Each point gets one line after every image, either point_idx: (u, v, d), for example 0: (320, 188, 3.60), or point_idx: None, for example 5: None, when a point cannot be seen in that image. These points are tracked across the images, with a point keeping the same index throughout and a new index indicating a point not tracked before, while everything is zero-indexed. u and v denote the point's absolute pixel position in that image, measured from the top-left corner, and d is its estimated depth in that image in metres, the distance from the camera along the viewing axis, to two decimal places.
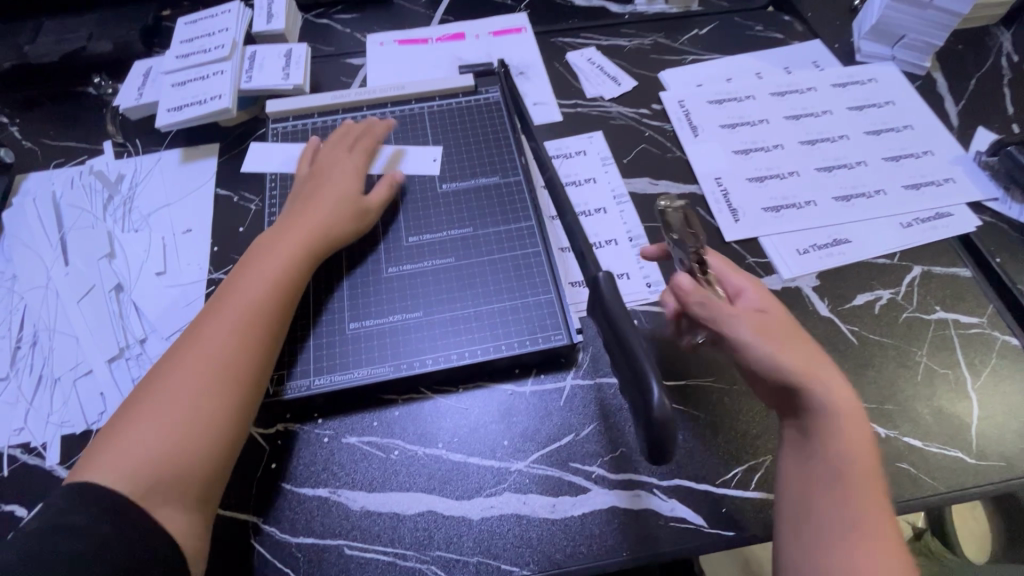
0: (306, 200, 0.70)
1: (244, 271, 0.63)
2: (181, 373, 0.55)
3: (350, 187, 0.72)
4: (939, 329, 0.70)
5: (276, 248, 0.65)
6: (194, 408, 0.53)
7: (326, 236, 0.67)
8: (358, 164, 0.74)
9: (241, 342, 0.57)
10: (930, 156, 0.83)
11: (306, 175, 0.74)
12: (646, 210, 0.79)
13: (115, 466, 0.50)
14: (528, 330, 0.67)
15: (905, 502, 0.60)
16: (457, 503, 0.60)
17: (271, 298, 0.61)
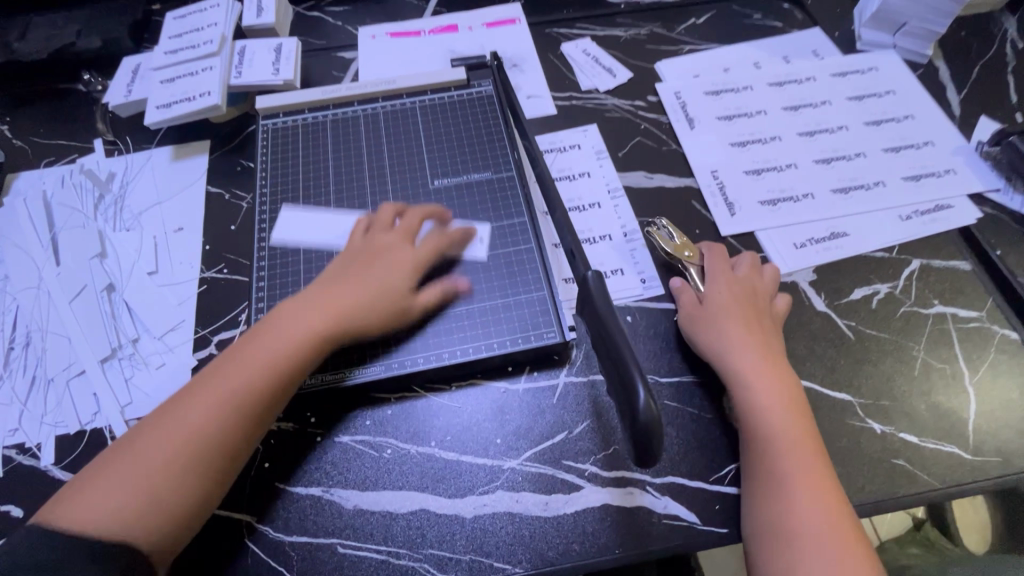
0: (346, 280, 0.63)
1: (255, 341, 0.58)
2: (164, 429, 0.53)
3: (400, 280, 0.64)
4: (937, 323, 0.69)
5: (290, 327, 0.59)
6: (176, 468, 0.51)
7: (350, 323, 0.61)
8: (419, 258, 0.66)
9: (231, 412, 0.54)
10: (931, 147, 0.82)
11: (359, 247, 0.67)
12: (640, 204, 0.78)
13: (88, 514, 0.48)
14: (521, 327, 0.66)
15: (899, 499, 0.59)
16: (450, 501, 0.60)
17: (269, 378, 0.56)
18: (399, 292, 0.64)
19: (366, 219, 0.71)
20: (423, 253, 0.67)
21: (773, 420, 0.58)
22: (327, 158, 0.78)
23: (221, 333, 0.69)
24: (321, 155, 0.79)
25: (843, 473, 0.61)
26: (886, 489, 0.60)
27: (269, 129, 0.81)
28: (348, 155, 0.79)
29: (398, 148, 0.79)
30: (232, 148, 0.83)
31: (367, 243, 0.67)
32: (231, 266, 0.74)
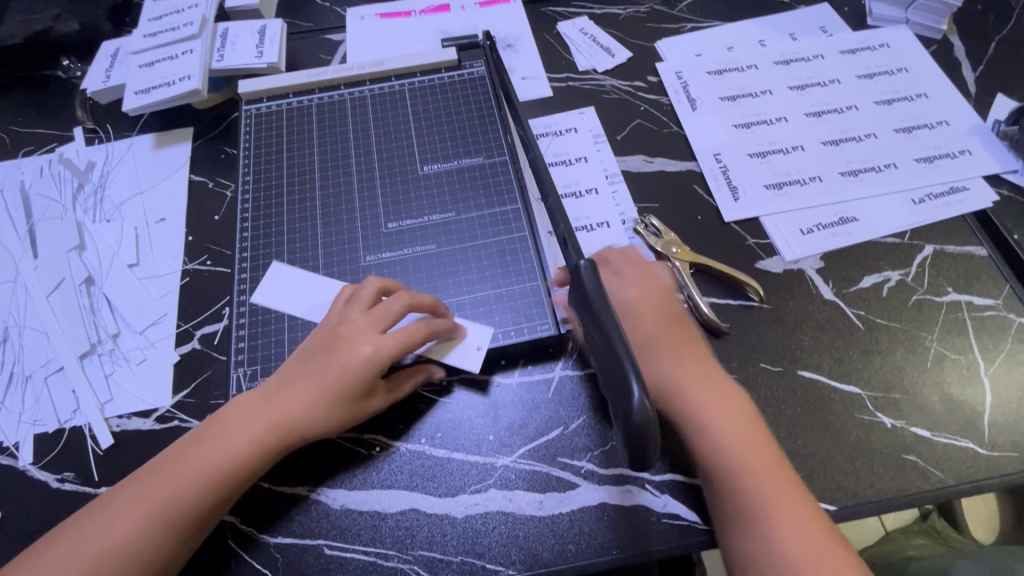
0: (302, 380, 0.57)
1: (205, 441, 0.55)
2: (103, 529, 0.52)
3: (355, 384, 0.56)
4: (951, 311, 0.66)
5: (242, 429, 0.56)
6: (172, 501, 0.53)
7: (315, 426, 0.56)
8: (383, 358, 0.57)
9: (170, 523, 0.52)
10: (945, 126, 0.78)
11: (327, 328, 0.59)
12: (639, 190, 0.75)
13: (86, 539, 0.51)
14: (513, 320, 0.64)
15: (909, 496, 0.57)
16: (441, 501, 0.57)
17: (211, 486, 0.53)
18: (357, 400, 0.57)
19: (352, 287, 0.62)
20: (393, 350, 0.57)
21: (731, 450, 0.54)
22: (312, 144, 0.75)
23: (204, 327, 0.66)
24: (306, 142, 0.76)
25: (851, 469, 0.58)
26: (896, 486, 0.57)
27: (253, 115, 0.78)
28: (334, 140, 0.76)
29: (386, 133, 0.76)
30: (216, 134, 0.80)
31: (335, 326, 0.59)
32: (214, 258, 0.71)
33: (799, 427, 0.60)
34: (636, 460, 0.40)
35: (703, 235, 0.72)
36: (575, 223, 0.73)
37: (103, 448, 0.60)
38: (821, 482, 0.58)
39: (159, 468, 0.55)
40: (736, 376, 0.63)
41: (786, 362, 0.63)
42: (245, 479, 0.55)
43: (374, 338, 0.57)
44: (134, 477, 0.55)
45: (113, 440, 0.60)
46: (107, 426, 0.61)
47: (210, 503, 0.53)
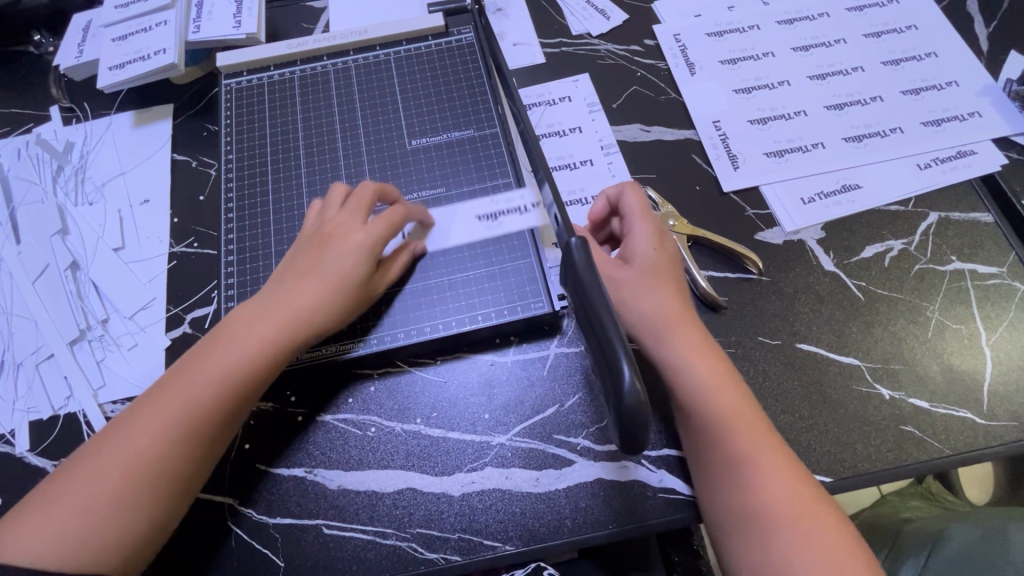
0: (301, 276, 0.57)
1: (208, 355, 0.54)
2: (116, 451, 0.50)
3: (353, 273, 0.57)
4: (954, 281, 0.64)
5: (250, 331, 0.55)
6: (183, 413, 0.51)
7: (320, 312, 0.56)
8: (373, 243, 0.57)
9: (188, 434, 0.51)
10: (955, 88, 0.75)
11: (314, 231, 0.60)
12: (636, 161, 0.73)
13: (100, 458, 0.50)
14: (506, 298, 0.62)
15: (905, 467, 0.57)
16: (437, 480, 0.57)
17: (228, 390, 0.53)
18: (358, 284, 0.57)
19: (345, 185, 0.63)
20: (378, 234, 0.57)
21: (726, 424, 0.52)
22: (296, 119, 0.73)
23: (194, 311, 0.66)
24: (289, 117, 0.73)
25: (847, 441, 0.58)
26: (894, 457, 0.57)
27: (233, 89, 0.74)
28: (318, 115, 0.73)
29: (372, 106, 0.73)
30: (197, 111, 0.78)
31: (321, 226, 0.59)
32: (201, 240, 0.70)
33: (796, 401, 0.60)
34: (627, 443, 0.39)
35: (701, 206, 0.70)
36: (570, 196, 0.71)
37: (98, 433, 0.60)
38: (819, 454, 0.57)
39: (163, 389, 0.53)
40: (733, 350, 0.62)
41: (784, 335, 0.63)
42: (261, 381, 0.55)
43: (359, 226, 0.58)
44: (142, 397, 0.53)
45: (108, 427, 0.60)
46: (101, 413, 0.61)
47: (228, 407, 0.53)
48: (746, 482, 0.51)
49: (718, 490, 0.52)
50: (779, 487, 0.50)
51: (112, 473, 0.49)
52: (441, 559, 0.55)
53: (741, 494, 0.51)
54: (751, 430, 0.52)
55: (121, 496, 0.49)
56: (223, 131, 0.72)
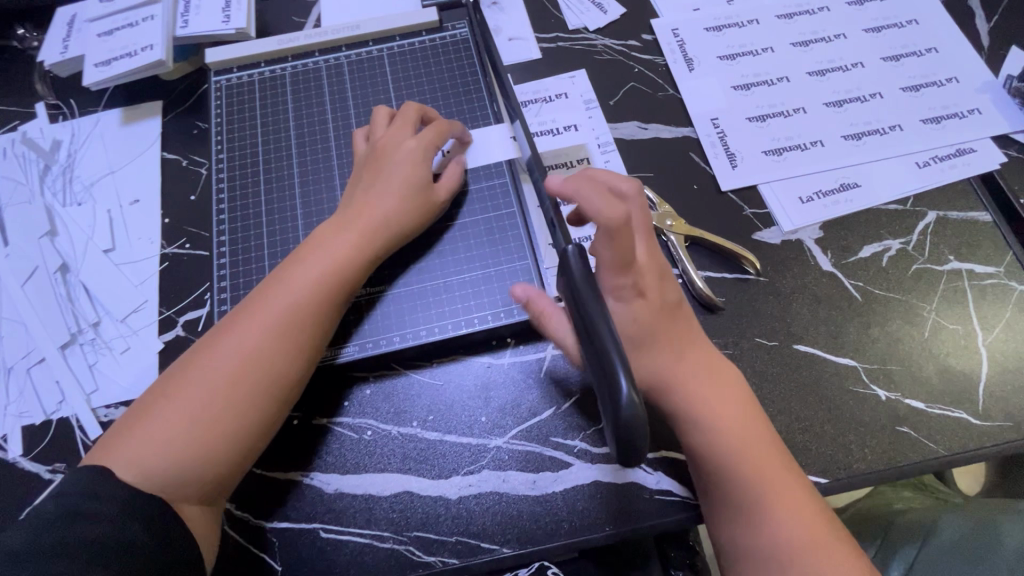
0: (366, 191, 0.61)
1: (287, 277, 0.57)
2: (225, 356, 0.53)
3: (414, 175, 0.61)
4: (952, 281, 0.64)
5: (336, 243, 0.58)
6: (284, 319, 0.54)
7: (395, 219, 0.60)
8: (423, 146, 0.62)
9: (290, 338, 0.54)
10: (955, 84, 0.74)
11: (367, 153, 0.64)
12: (634, 159, 0.72)
13: (210, 365, 0.53)
14: (503, 301, 0.62)
15: (901, 467, 0.57)
16: (434, 483, 0.57)
17: (324, 297, 0.56)
18: (420, 188, 0.61)
19: (386, 108, 0.66)
20: (431, 141, 0.62)
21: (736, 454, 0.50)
22: (288, 117, 0.71)
23: (187, 313, 0.65)
24: (280, 115, 0.71)
25: (844, 442, 0.58)
26: (890, 458, 0.57)
27: (222, 86, 0.73)
28: (310, 112, 0.71)
29: (365, 103, 0.72)
30: (187, 108, 0.76)
31: (373, 146, 0.63)
32: (193, 241, 0.69)
33: (793, 402, 0.60)
34: (623, 455, 0.39)
35: (699, 205, 0.69)
36: None
37: (91, 438, 0.60)
38: (815, 455, 0.58)
39: (245, 312, 0.55)
40: (731, 351, 0.62)
41: (782, 336, 0.62)
42: (349, 288, 0.58)
43: (410, 135, 0.62)
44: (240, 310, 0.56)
45: (101, 432, 0.60)
46: (95, 417, 0.61)
47: (324, 314, 0.56)
48: (757, 515, 0.49)
49: (730, 525, 0.50)
50: (791, 523, 0.48)
51: (222, 375, 0.52)
52: (438, 562, 0.55)
53: (750, 528, 0.49)
54: (761, 459, 0.50)
55: (233, 395, 0.52)
56: (213, 129, 0.71)
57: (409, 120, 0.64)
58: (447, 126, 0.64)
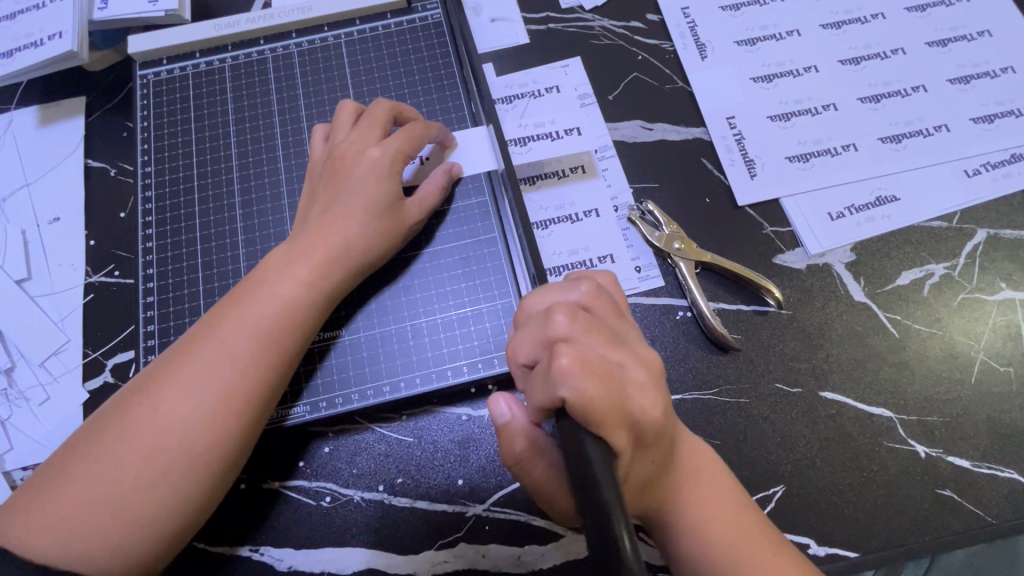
0: (324, 210, 0.50)
1: (239, 306, 0.46)
2: (154, 416, 0.42)
3: (382, 192, 0.51)
4: (1003, 313, 0.56)
5: (290, 275, 0.48)
6: (227, 371, 0.44)
7: (360, 245, 0.50)
8: (392, 155, 0.51)
9: (235, 394, 0.44)
10: (1011, 75, 0.63)
11: (325, 163, 0.53)
12: (637, 166, 0.62)
13: (135, 426, 0.42)
14: (482, 345, 0.53)
15: (942, 538, 0.49)
16: (404, 558, 0.50)
17: (278, 340, 0.46)
18: (389, 207, 0.51)
19: (354, 103, 0.56)
20: (400, 148, 0.52)
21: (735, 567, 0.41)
22: (228, 119, 0.60)
23: (115, 356, 0.56)
24: (220, 117, 0.60)
25: (877, 508, 0.50)
26: (929, 527, 0.50)
27: (150, 82, 0.62)
28: (255, 113, 0.60)
29: (320, 101, 0.61)
30: (114, 107, 0.65)
31: (332, 152, 0.52)
32: (122, 268, 0.59)
33: (819, 461, 0.51)
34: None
35: (712, 222, 0.59)
36: (557, 212, 0.60)
37: None
38: (844, 525, 0.50)
39: (184, 351, 0.45)
40: (748, 400, 0.53)
41: (806, 381, 0.54)
42: (308, 329, 0.48)
43: (377, 141, 0.52)
44: (173, 355, 0.45)
45: None
46: (8, 482, 0.52)
47: (279, 363, 0.46)
48: None
49: None
50: None
51: (150, 441, 0.42)
52: None
53: None
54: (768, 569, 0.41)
55: (163, 466, 0.42)
56: (140, 133, 0.60)
57: (375, 122, 0.53)
58: (424, 128, 0.54)
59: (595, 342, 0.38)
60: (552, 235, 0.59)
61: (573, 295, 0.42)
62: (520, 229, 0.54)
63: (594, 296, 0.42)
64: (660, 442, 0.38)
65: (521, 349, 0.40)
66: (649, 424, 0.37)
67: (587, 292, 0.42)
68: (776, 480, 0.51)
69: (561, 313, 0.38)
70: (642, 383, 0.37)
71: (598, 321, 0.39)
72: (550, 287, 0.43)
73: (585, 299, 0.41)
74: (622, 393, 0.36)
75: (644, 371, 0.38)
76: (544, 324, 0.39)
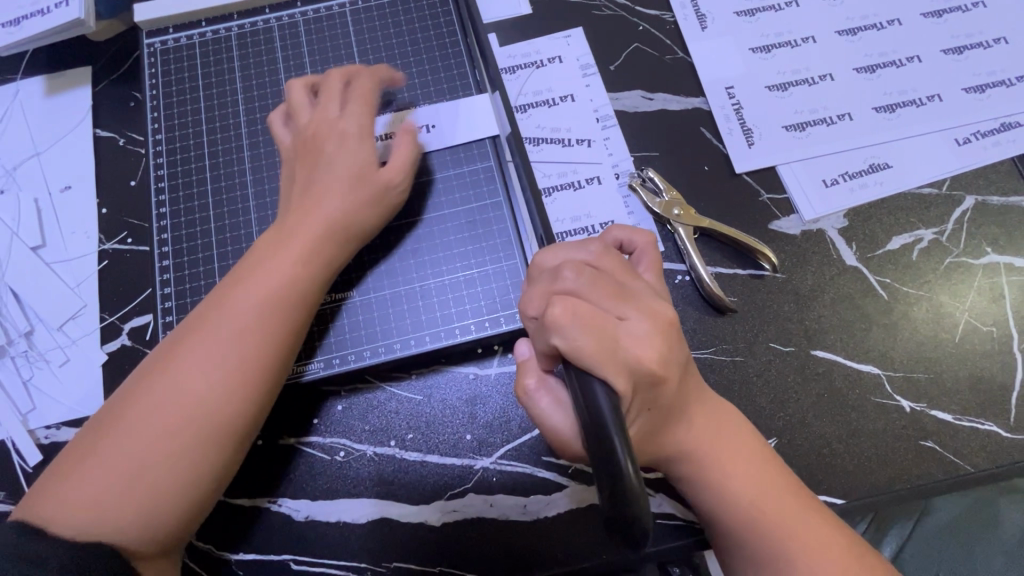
0: (305, 187, 0.51)
1: (241, 284, 0.48)
2: (172, 393, 0.44)
3: (360, 158, 0.52)
4: (989, 276, 0.58)
5: (289, 250, 0.49)
6: (238, 345, 0.46)
7: (352, 215, 0.51)
8: (358, 124, 0.52)
9: (249, 365, 0.46)
10: (1003, 46, 0.65)
11: (295, 146, 0.54)
12: (638, 135, 0.63)
13: (154, 403, 0.44)
14: (488, 307, 0.55)
15: (922, 487, 0.52)
16: (416, 508, 0.52)
17: (286, 314, 0.48)
18: (370, 172, 0.52)
19: (303, 80, 0.56)
20: (360, 112, 0.53)
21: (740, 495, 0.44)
22: (236, 88, 0.61)
23: (132, 320, 0.57)
24: (227, 86, 0.61)
25: (863, 459, 0.53)
26: (913, 475, 0.53)
27: (157, 50, 0.62)
28: (262, 82, 0.61)
29: (326, 69, 0.62)
30: (121, 77, 0.66)
31: (301, 134, 0.53)
32: (135, 235, 0.60)
33: (810, 416, 0.54)
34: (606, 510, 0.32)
35: (710, 190, 0.61)
36: (560, 179, 0.62)
37: (31, 465, 0.54)
38: (833, 474, 0.53)
39: (194, 330, 0.47)
40: (743, 359, 0.56)
41: (799, 341, 0.56)
42: (311, 301, 0.50)
43: (339, 110, 0.53)
44: (179, 334, 0.47)
45: (42, 456, 0.54)
46: (33, 440, 0.54)
47: (289, 334, 0.48)
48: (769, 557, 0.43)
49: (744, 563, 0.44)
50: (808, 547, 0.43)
51: (172, 417, 0.44)
52: None
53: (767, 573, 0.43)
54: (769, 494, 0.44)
55: (188, 438, 0.44)
56: (149, 102, 0.61)
57: (331, 97, 0.53)
58: (375, 90, 0.54)
59: (598, 297, 0.39)
60: (555, 202, 0.61)
61: (583, 253, 0.43)
62: (526, 195, 0.56)
63: (602, 255, 0.42)
64: (660, 388, 0.40)
65: (528, 303, 0.41)
66: (647, 373, 0.38)
67: (596, 251, 0.42)
68: (769, 433, 0.53)
69: (569, 269, 0.40)
70: (641, 336, 0.39)
71: (606, 277, 0.41)
72: (561, 243, 0.44)
73: (594, 257, 0.42)
74: (619, 345, 0.37)
75: (647, 325, 0.39)
76: (553, 279, 0.40)
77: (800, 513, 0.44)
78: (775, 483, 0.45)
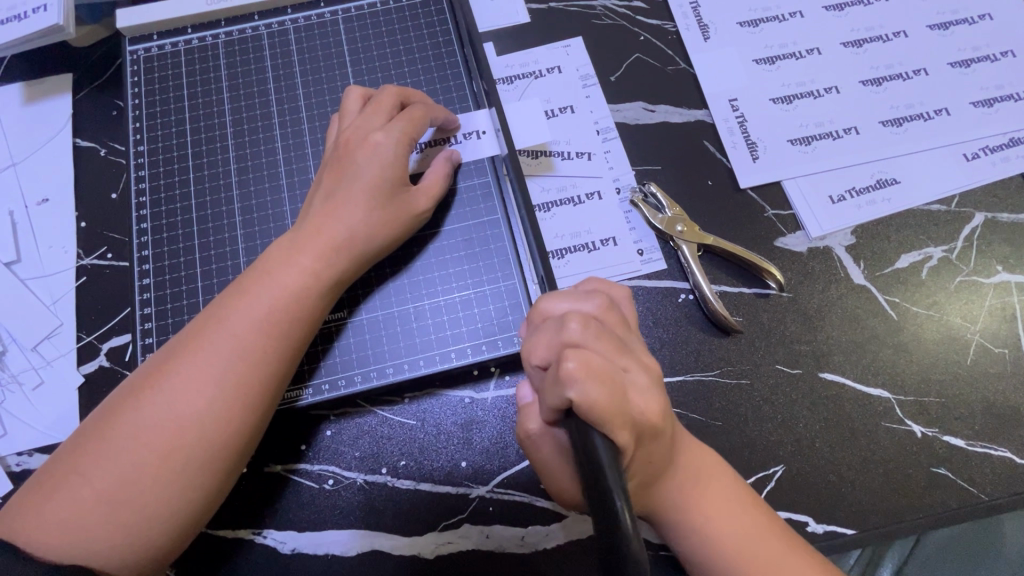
0: (328, 197, 0.49)
1: (243, 298, 0.46)
2: (163, 411, 0.42)
3: (386, 178, 0.50)
4: (1000, 296, 0.56)
5: (295, 265, 0.47)
6: (235, 364, 0.43)
7: (364, 232, 0.49)
8: (395, 140, 0.50)
9: (245, 387, 0.43)
10: (1011, 59, 0.63)
11: (332, 149, 0.52)
12: (640, 148, 0.61)
13: (143, 419, 0.42)
14: (484, 329, 0.52)
15: (935, 516, 0.50)
16: (408, 540, 0.50)
17: (286, 332, 0.46)
18: (393, 194, 0.50)
19: (361, 88, 0.54)
20: (403, 134, 0.50)
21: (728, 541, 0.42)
22: (222, 98, 0.59)
23: (110, 339, 0.55)
24: (213, 96, 0.59)
25: (874, 487, 0.51)
26: (924, 505, 0.51)
27: (140, 58, 0.60)
28: (250, 91, 0.59)
29: (316, 79, 0.59)
30: (102, 84, 0.63)
31: (339, 138, 0.52)
32: (115, 250, 0.58)
33: (818, 442, 0.52)
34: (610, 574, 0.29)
35: (715, 206, 0.59)
36: (559, 194, 0.59)
37: None
38: (844, 505, 0.51)
39: (191, 343, 0.44)
40: (750, 382, 0.54)
41: (806, 363, 0.54)
42: (314, 321, 0.48)
43: (382, 127, 0.51)
44: (177, 346, 0.44)
45: (12, 486, 0.51)
46: (4, 468, 0.51)
47: (288, 354, 0.46)
48: None
49: None
50: None
51: (159, 435, 0.41)
52: None
53: None
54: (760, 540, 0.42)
55: (175, 460, 0.41)
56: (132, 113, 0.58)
57: (377, 107, 0.51)
58: (427, 110, 0.52)
59: (605, 350, 0.38)
60: (554, 217, 0.59)
61: (587, 305, 0.41)
62: (524, 212, 0.54)
63: (605, 310, 0.42)
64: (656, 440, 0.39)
65: (532, 351, 0.39)
66: (648, 427, 0.37)
67: (600, 305, 0.42)
68: (777, 460, 0.51)
69: (575, 321, 0.38)
70: (646, 392, 0.37)
71: (609, 331, 0.39)
72: (563, 293, 0.43)
73: (598, 310, 0.41)
74: (627, 400, 0.36)
75: (649, 383, 0.38)
76: (558, 330, 0.38)
77: (787, 557, 0.42)
78: (765, 527, 0.43)
